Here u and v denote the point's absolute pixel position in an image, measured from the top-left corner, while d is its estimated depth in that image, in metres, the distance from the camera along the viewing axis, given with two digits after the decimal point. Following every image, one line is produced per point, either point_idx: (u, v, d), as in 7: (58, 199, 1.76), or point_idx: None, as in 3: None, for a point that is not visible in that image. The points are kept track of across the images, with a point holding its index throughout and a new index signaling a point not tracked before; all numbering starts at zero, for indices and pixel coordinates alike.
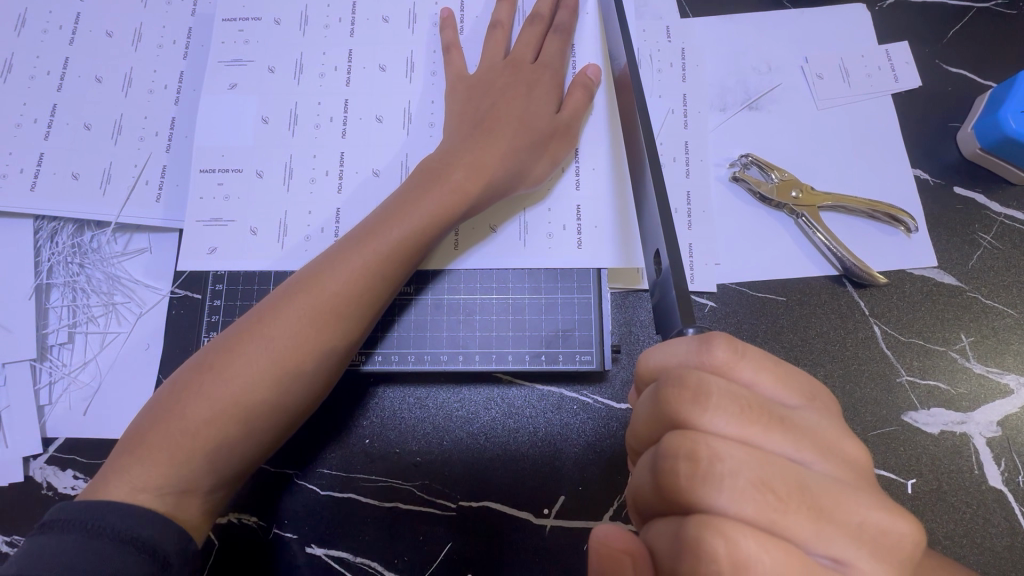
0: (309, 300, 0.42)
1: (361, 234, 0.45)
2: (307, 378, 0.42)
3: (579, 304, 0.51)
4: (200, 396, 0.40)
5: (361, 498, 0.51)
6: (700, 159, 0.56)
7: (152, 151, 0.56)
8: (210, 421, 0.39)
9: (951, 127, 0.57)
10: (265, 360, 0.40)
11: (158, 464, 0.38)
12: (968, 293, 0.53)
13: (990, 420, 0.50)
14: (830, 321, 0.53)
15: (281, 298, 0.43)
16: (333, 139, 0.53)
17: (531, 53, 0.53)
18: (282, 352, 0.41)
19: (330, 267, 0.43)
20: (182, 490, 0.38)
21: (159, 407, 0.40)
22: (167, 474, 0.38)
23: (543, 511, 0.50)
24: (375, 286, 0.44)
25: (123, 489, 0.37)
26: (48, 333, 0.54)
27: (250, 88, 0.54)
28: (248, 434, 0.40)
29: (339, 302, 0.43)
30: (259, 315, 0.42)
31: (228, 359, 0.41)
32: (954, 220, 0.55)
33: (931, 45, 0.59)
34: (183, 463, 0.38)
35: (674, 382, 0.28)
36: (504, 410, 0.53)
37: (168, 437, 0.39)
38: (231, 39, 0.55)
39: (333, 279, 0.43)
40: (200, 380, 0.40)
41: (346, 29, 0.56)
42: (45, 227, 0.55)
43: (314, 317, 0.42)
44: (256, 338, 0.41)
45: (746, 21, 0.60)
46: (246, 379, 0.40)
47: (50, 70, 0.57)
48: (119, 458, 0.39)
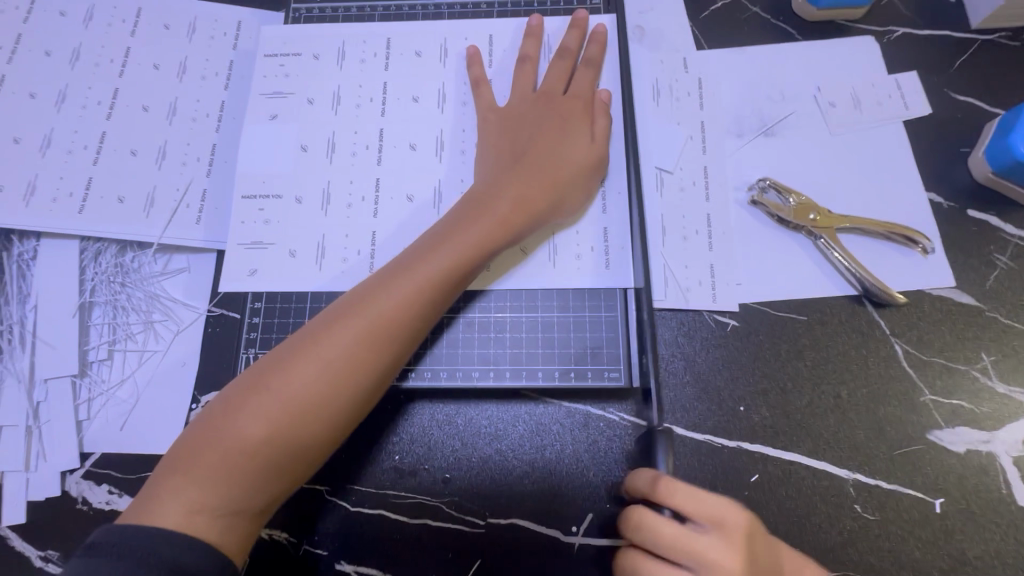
0: (364, 321, 0.44)
1: (411, 260, 0.47)
2: (360, 397, 0.43)
3: (607, 321, 0.52)
4: (255, 416, 0.41)
5: (391, 515, 0.51)
6: (718, 184, 0.59)
7: (194, 176, 0.59)
8: (267, 439, 0.40)
9: (962, 152, 0.59)
10: (321, 380, 0.42)
11: (213, 484, 0.39)
12: (987, 313, 0.54)
13: (1015, 440, 0.51)
14: (852, 340, 0.54)
15: (333, 318, 0.44)
16: (369, 166, 0.55)
17: (558, 85, 0.56)
18: (338, 372, 0.42)
19: (382, 291, 0.45)
20: (234, 512, 0.39)
21: (213, 426, 0.41)
22: (222, 494, 0.39)
23: (572, 528, 0.50)
24: (425, 309, 0.46)
25: (173, 516, 0.38)
26: (89, 349, 0.56)
27: (290, 119, 0.57)
28: (301, 452, 0.41)
29: (388, 323, 0.44)
30: (313, 336, 0.44)
31: (284, 379, 0.42)
32: (970, 242, 0.56)
33: (939, 74, 0.62)
34: (236, 481, 0.40)
35: (632, 514, 0.45)
36: (533, 428, 0.53)
37: (222, 458, 0.40)
38: (273, 73, 0.59)
39: (385, 303, 0.44)
40: (255, 396, 0.41)
41: (382, 63, 0.59)
42: (90, 247, 0.57)
43: (369, 339, 0.43)
44: (309, 359, 0.42)
45: (759, 53, 0.63)
46: (303, 398, 0.41)
47: (100, 100, 0.60)
48: (173, 478, 0.40)
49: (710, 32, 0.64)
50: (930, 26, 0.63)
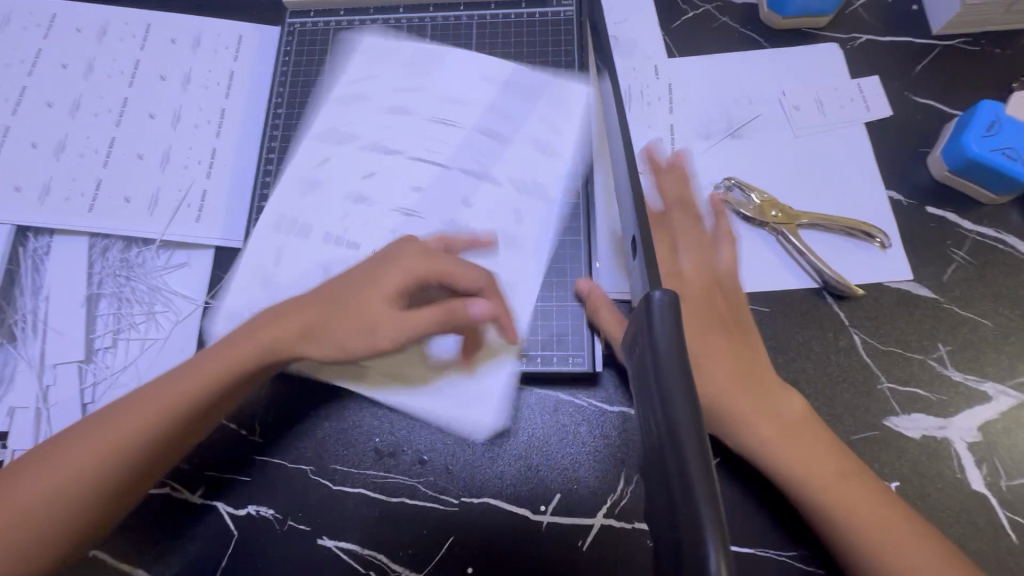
0: (197, 362, 0.50)
1: (298, 306, 0.52)
2: (181, 414, 0.49)
3: (572, 310, 0.55)
4: (75, 433, 0.48)
5: (371, 493, 0.54)
6: (685, 183, 0.62)
7: (195, 178, 0.63)
8: (58, 454, 0.47)
9: (922, 152, 0.61)
10: (141, 404, 0.49)
11: (21, 491, 0.47)
12: (943, 304, 0.56)
13: (969, 426, 0.53)
14: (812, 330, 0.56)
15: (266, 313, 0.53)
16: (343, 190, 0.61)
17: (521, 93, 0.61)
18: (159, 394, 0.49)
19: (258, 331, 0.51)
20: (24, 517, 0.46)
21: (94, 430, 0.48)
22: (10, 503, 0.46)
23: (540, 507, 0.53)
24: (272, 347, 0.51)
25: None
26: (95, 338, 0.60)
27: (297, 139, 0.63)
28: (96, 466, 0.47)
29: (301, 316, 0.52)
30: (203, 365, 0.50)
31: (142, 396, 0.49)
32: (928, 237, 0.58)
33: (900, 78, 0.64)
34: (36, 492, 0.47)
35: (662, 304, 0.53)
36: (505, 414, 0.56)
37: (38, 464, 0.48)
38: (293, 94, 0.65)
39: (240, 347, 0.50)
40: (183, 373, 0.50)
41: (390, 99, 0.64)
42: (99, 243, 0.62)
43: (204, 372, 0.50)
44: (196, 381, 0.49)
45: (727, 60, 0.67)
46: (113, 418, 0.48)
47: (110, 108, 0.65)
48: (16, 473, 0.48)
49: (681, 41, 0.68)
50: (891, 32, 0.66)
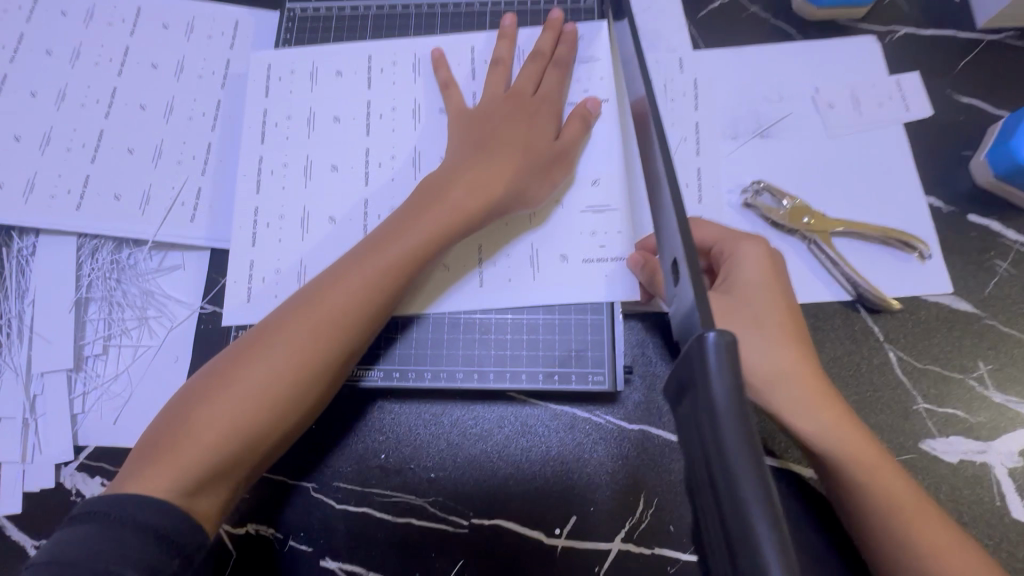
0: (311, 313, 0.44)
1: (367, 248, 0.48)
2: (306, 383, 0.43)
3: (592, 325, 0.52)
4: (202, 408, 0.42)
5: (376, 513, 0.52)
6: (711, 186, 0.58)
7: (189, 175, 0.59)
8: (221, 422, 0.41)
9: (963, 156, 0.58)
10: (261, 370, 0.43)
11: (166, 469, 0.40)
12: (984, 320, 0.53)
13: (1010, 451, 0.50)
14: (843, 346, 0.53)
15: (345, 267, 0.47)
16: (342, 183, 0.56)
17: (538, 82, 0.55)
18: (278, 362, 0.43)
19: (331, 285, 0.46)
20: (190, 492, 0.40)
21: (173, 414, 0.42)
22: (178, 476, 0.40)
23: (555, 531, 0.50)
24: (371, 302, 0.46)
25: (142, 486, 0.39)
26: (85, 344, 0.57)
27: (304, 135, 0.58)
28: (268, 432, 0.42)
29: (400, 263, 0.47)
30: (278, 320, 0.45)
31: (237, 367, 0.43)
32: (969, 247, 0.55)
33: (942, 75, 0.60)
34: (190, 465, 0.40)
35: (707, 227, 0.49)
36: (519, 431, 0.53)
37: (184, 439, 0.41)
38: (283, 80, 0.59)
39: (334, 294, 0.45)
40: (268, 343, 0.44)
41: (389, 79, 0.59)
42: (87, 243, 0.58)
43: (314, 327, 0.44)
44: (265, 350, 0.43)
45: (758, 53, 0.62)
46: (231, 385, 0.42)
47: (99, 99, 0.61)
48: (137, 463, 0.41)
49: (708, 32, 0.64)
50: (934, 25, 0.62)
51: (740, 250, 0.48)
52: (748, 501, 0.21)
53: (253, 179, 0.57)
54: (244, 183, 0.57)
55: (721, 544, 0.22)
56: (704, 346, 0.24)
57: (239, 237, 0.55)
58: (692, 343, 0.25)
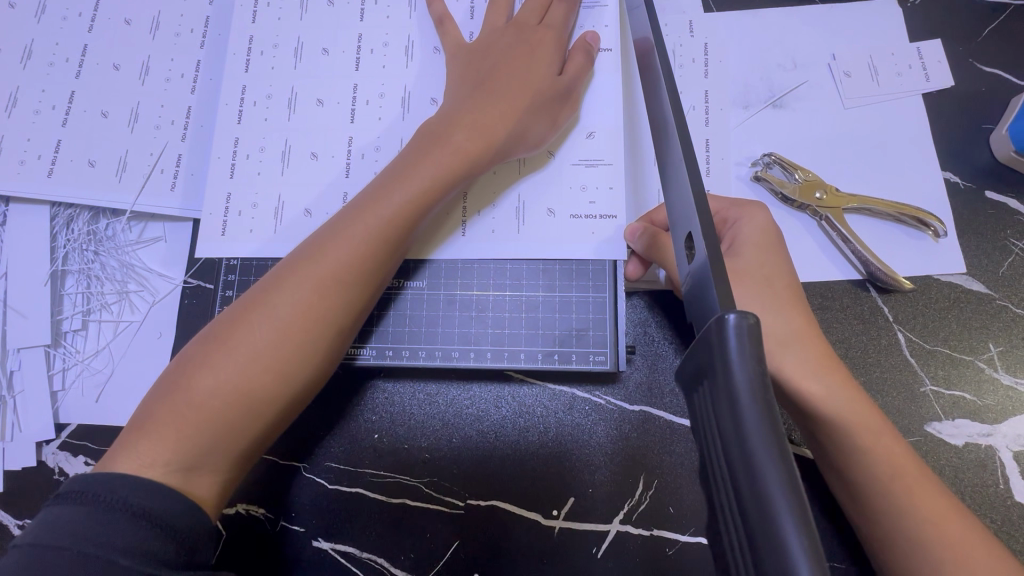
0: (309, 272, 0.42)
1: (364, 203, 0.45)
2: (307, 349, 0.41)
3: (594, 303, 0.50)
4: (197, 376, 0.40)
5: (370, 494, 0.50)
6: (720, 158, 0.55)
7: (168, 140, 0.56)
8: (217, 391, 0.39)
9: (984, 129, 0.55)
10: (259, 335, 0.40)
11: (161, 442, 0.38)
12: (997, 301, 0.51)
13: (1016, 434, 0.49)
14: (852, 326, 0.51)
15: (338, 224, 0.44)
16: (331, 122, 0.53)
17: (546, 18, 0.52)
18: (276, 325, 0.41)
19: (330, 242, 0.43)
20: (187, 467, 0.38)
21: (166, 384, 0.40)
22: (175, 449, 0.38)
23: (553, 512, 0.49)
24: (374, 260, 0.44)
25: (131, 464, 0.37)
26: (63, 319, 0.55)
27: (290, 66, 0.54)
28: (267, 403, 0.40)
29: (398, 219, 0.44)
30: (272, 283, 0.42)
31: (232, 332, 0.41)
32: (985, 225, 0.53)
33: (965, 43, 0.57)
34: (185, 438, 0.38)
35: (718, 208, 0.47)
36: (515, 409, 0.52)
37: (179, 410, 0.39)
38: (272, 5, 0.56)
39: (333, 252, 0.43)
40: (258, 308, 0.41)
41: (383, 13, 0.55)
42: (61, 213, 0.55)
43: (314, 287, 0.42)
44: (262, 310, 0.41)
45: (772, 16, 0.59)
46: (225, 353, 0.40)
47: (68, 57, 0.57)
48: (129, 434, 0.39)
49: None
50: None
51: (742, 231, 0.46)
52: (776, 498, 0.19)
53: (234, 109, 0.53)
54: (225, 125, 0.53)
55: (741, 542, 0.21)
56: (724, 330, 0.22)
57: (216, 168, 0.52)
58: (712, 326, 0.23)
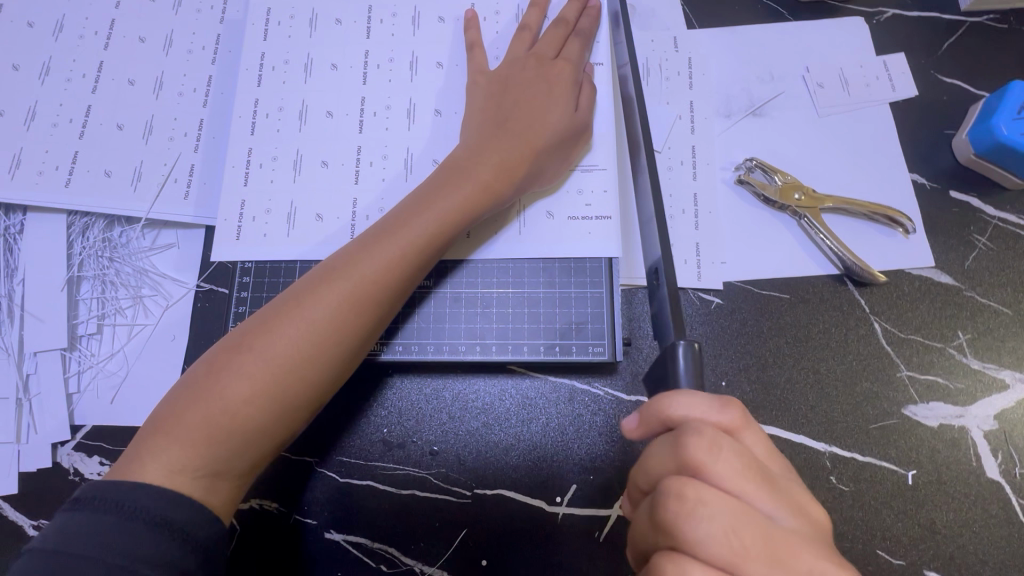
0: (336, 287, 0.45)
1: (386, 226, 0.48)
2: (331, 358, 0.44)
3: (592, 298, 0.53)
4: (223, 384, 0.42)
5: (380, 486, 0.52)
6: (706, 163, 0.59)
7: (182, 151, 0.58)
8: (246, 399, 0.41)
9: (946, 134, 0.60)
10: (287, 346, 0.43)
11: (188, 445, 0.40)
12: (964, 292, 0.55)
13: (986, 414, 0.52)
14: (832, 317, 0.55)
15: (361, 241, 0.47)
16: (341, 132, 0.56)
17: (552, 50, 0.55)
18: (305, 340, 0.43)
19: (354, 257, 0.46)
20: (213, 470, 0.40)
21: (192, 391, 0.42)
22: (201, 453, 0.40)
23: (556, 499, 0.52)
24: (396, 276, 0.46)
25: (158, 468, 0.39)
26: (78, 323, 0.56)
27: (300, 80, 0.57)
28: (291, 408, 0.43)
29: (420, 239, 0.47)
30: (299, 296, 0.45)
31: (259, 342, 0.43)
32: (951, 223, 0.57)
33: (927, 56, 0.62)
34: (211, 442, 0.40)
35: None
36: (518, 403, 0.54)
37: (206, 418, 0.41)
38: (282, 23, 0.59)
39: (358, 270, 0.45)
40: (287, 317, 0.44)
41: (388, 30, 0.59)
42: (78, 222, 0.57)
43: (341, 303, 0.44)
44: (288, 322, 0.43)
45: (751, 32, 0.63)
46: (253, 363, 0.42)
47: (85, 73, 0.60)
48: (154, 438, 0.41)
49: (702, 11, 0.64)
50: (919, 7, 0.63)
51: None
52: None
53: (248, 121, 0.56)
54: (238, 136, 0.56)
55: None
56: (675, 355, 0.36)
57: (230, 176, 0.55)
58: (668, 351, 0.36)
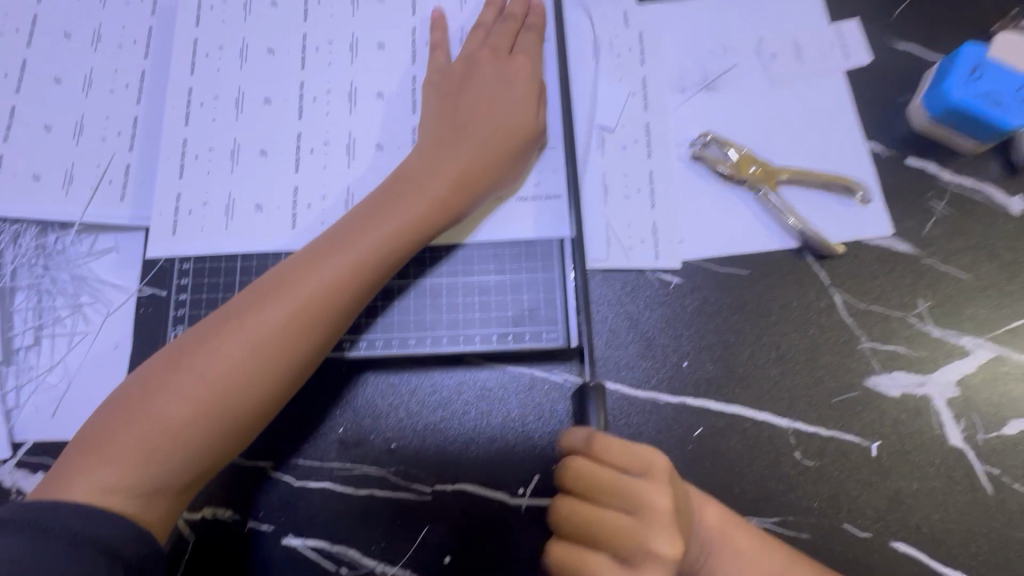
0: (281, 302, 0.43)
1: (334, 236, 0.46)
2: (277, 376, 0.42)
3: (544, 282, 0.51)
4: (160, 403, 0.40)
5: (336, 486, 0.51)
6: (660, 140, 0.57)
7: (115, 150, 0.56)
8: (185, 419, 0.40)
9: (902, 101, 0.59)
10: (229, 362, 0.41)
11: (121, 464, 0.39)
12: (923, 259, 0.54)
13: (948, 381, 0.52)
14: (790, 291, 0.54)
15: (309, 252, 0.45)
16: (280, 119, 0.54)
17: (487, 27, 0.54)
18: (248, 353, 0.41)
19: (300, 270, 0.44)
20: (149, 489, 0.39)
21: (126, 406, 0.40)
22: (135, 472, 0.39)
23: (518, 490, 0.51)
24: (344, 291, 0.44)
25: (87, 486, 0.38)
26: (14, 336, 0.54)
27: (235, 66, 0.55)
28: (234, 426, 0.41)
29: (370, 254, 0.46)
30: (241, 312, 0.43)
31: (199, 357, 0.41)
32: (909, 191, 0.56)
33: (881, 22, 0.61)
34: (147, 460, 0.39)
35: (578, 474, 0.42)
36: (476, 393, 0.53)
37: (140, 436, 0.39)
38: (216, 7, 0.56)
39: (303, 282, 0.44)
40: (230, 334, 0.42)
41: (326, 12, 0.56)
42: (8, 229, 0.55)
43: (288, 320, 0.43)
44: (229, 337, 0.42)
45: (701, 4, 0.61)
46: (194, 382, 0.40)
47: (7, 72, 0.57)
48: (84, 455, 0.39)
49: None
50: None
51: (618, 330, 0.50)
52: None
53: (181, 110, 0.54)
54: (172, 129, 0.53)
55: None
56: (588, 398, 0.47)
57: (165, 170, 0.52)
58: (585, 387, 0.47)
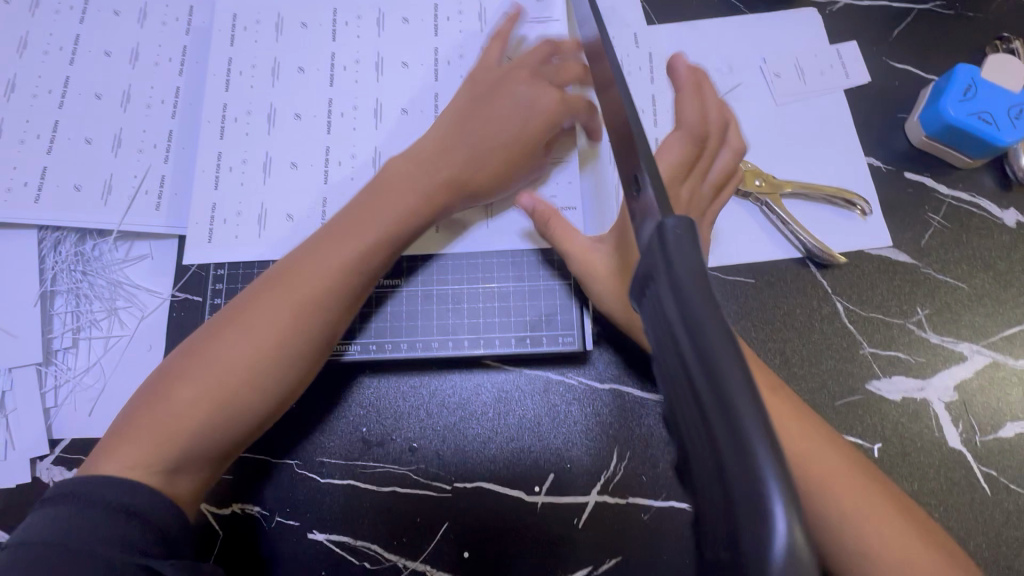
0: (289, 288, 0.45)
1: (340, 224, 0.48)
2: (285, 359, 0.44)
3: (560, 288, 0.54)
4: (179, 386, 0.42)
5: (360, 484, 0.53)
6: None
7: (152, 162, 0.59)
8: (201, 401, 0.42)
9: (900, 118, 0.61)
10: (242, 347, 0.43)
11: (144, 443, 0.41)
12: (922, 269, 0.57)
13: (947, 386, 0.54)
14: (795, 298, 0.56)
15: (316, 241, 0.47)
16: (309, 133, 0.57)
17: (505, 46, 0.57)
18: (260, 339, 0.43)
19: (307, 259, 0.46)
20: (168, 468, 0.41)
21: (149, 393, 0.43)
22: (155, 452, 0.41)
23: (535, 488, 0.53)
24: (348, 277, 0.47)
25: (113, 465, 0.40)
26: (53, 338, 0.57)
27: (267, 84, 0.58)
28: (246, 407, 0.43)
29: (373, 241, 0.48)
30: (251, 298, 0.45)
31: (214, 343, 0.43)
32: (907, 203, 0.59)
33: (879, 43, 0.64)
34: (168, 440, 0.41)
35: None
36: (494, 394, 0.55)
37: (160, 418, 0.41)
38: (249, 29, 0.60)
39: (311, 270, 0.46)
40: (240, 322, 0.44)
41: (353, 33, 0.59)
42: (49, 236, 0.57)
43: (296, 305, 0.45)
44: (241, 325, 0.44)
45: (708, 26, 0.65)
46: (208, 365, 0.43)
47: (51, 88, 0.60)
48: (112, 437, 0.42)
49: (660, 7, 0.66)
50: None
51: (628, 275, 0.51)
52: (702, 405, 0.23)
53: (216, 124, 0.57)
54: (207, 142, 0.56)
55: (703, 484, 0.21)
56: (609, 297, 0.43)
57: (200, 181, 0.55)
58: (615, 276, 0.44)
